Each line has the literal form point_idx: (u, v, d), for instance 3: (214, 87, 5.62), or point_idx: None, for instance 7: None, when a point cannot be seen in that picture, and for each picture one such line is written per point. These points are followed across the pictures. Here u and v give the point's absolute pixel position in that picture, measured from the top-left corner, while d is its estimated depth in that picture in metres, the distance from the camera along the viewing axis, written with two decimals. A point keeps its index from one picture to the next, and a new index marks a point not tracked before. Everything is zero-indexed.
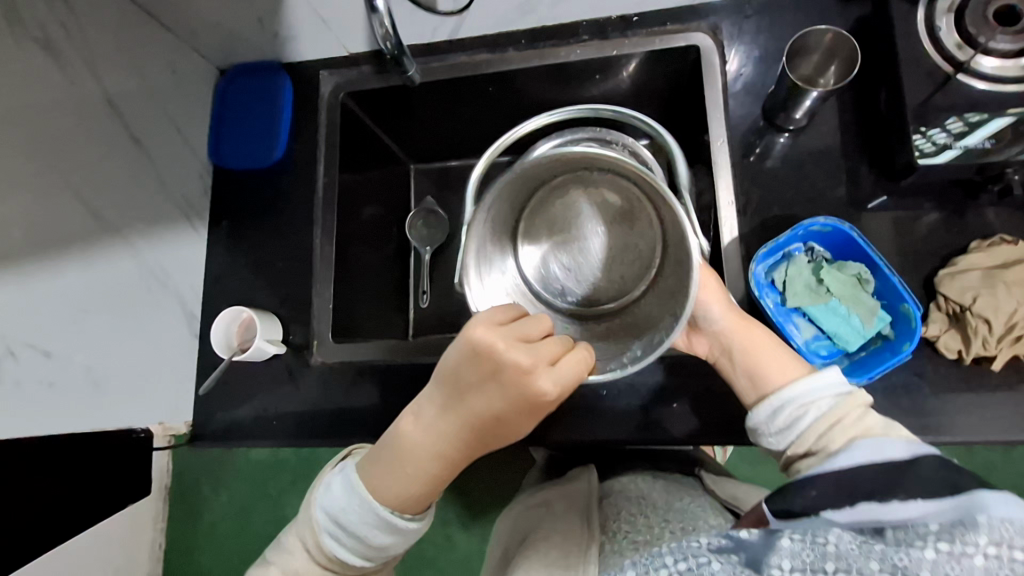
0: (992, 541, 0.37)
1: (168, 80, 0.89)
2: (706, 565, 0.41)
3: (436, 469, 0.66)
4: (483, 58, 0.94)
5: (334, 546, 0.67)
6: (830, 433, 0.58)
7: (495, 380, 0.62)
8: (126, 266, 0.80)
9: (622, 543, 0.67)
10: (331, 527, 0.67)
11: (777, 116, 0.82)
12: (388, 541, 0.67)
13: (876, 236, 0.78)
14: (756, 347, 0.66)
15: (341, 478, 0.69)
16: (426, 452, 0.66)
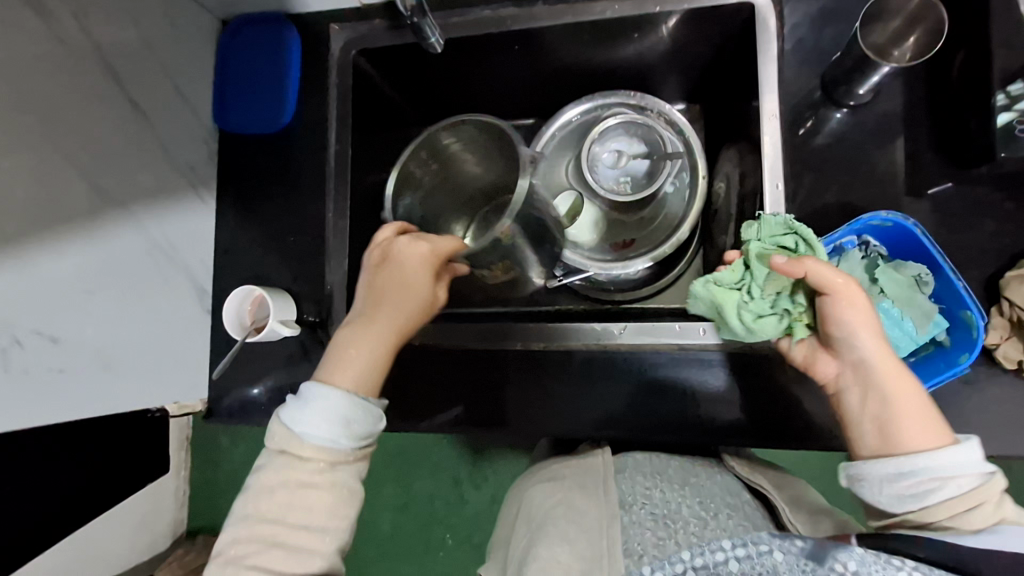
0: None
1: (168, 35, 0.82)
2: (768, 555, 0.51)
3: (386, 350, 0.67)
4: (508, 13, 0.85)
5: (312, 437, 0.60)
6: (967, 513, 0.54)
7: (403, 265, 0.68)
8: (132, 241, 0.76)
9: (641, 515, 0.64)
10: (303, 412, 0.61)
11: (837, 90, 0.73)
12: (356, 417, 0.62)
13: (936, 228, 0.71)
14: (897, 379, 0.60)
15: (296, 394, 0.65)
16: (359, 346, 0.66)
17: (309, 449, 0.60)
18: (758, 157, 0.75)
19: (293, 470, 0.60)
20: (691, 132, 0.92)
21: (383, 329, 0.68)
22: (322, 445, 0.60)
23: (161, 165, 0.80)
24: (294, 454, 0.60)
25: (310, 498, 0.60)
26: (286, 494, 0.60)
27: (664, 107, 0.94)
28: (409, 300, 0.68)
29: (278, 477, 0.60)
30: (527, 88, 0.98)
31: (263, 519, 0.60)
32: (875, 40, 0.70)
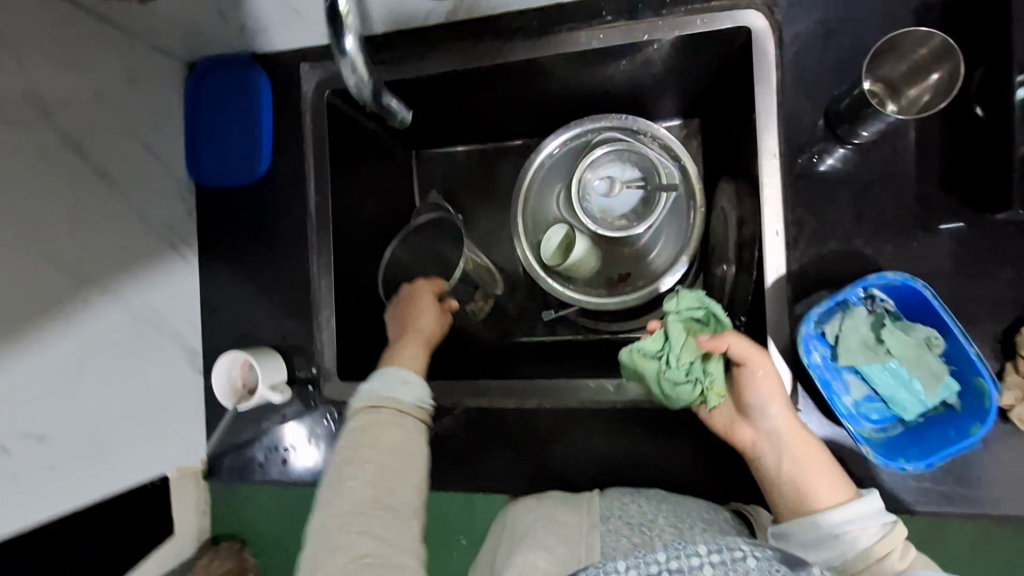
0: None
1: (130, 95, 0.77)
2: (742, 561, 0.50)
3: (422, 349, 0.83)
4: (486, 46, 0.78)
5: (390, 391, 0.75)
6: (882, 562, 0.60)
7: (421, 299, 0.88)
8: (114, 318, 0.74)
9: (618, 524, 0.66)
10: (379, 381, 0.76)
11: (840, 126, 0.67)
12: (416, 378, 0.77)
13: (952, 274, 0.66)
14: (802, 442, 0.67)
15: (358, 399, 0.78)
16: (406, 346, 0.82)
17: (388, 399, 0.74)
18: (758, 203, 0.70)
19: (377, 416, 0.72)
20: (688, 160, 0.87)
21: (417, 337, 0.84)
22: (398, 397, 0.75)
23: (137, 233, 0.78)
24: (374, 406, 0.74)
25: (389, 437, 0.71)
26: (370, 435, 0.70)
27: (658, 131, 0.88)
28: (429, 321, 0.86)
29: (362, 422, 0.72)
30: (515, 113, 0.93)
31: (351, 450, 0.69)
32: (882, 78, 0.66)
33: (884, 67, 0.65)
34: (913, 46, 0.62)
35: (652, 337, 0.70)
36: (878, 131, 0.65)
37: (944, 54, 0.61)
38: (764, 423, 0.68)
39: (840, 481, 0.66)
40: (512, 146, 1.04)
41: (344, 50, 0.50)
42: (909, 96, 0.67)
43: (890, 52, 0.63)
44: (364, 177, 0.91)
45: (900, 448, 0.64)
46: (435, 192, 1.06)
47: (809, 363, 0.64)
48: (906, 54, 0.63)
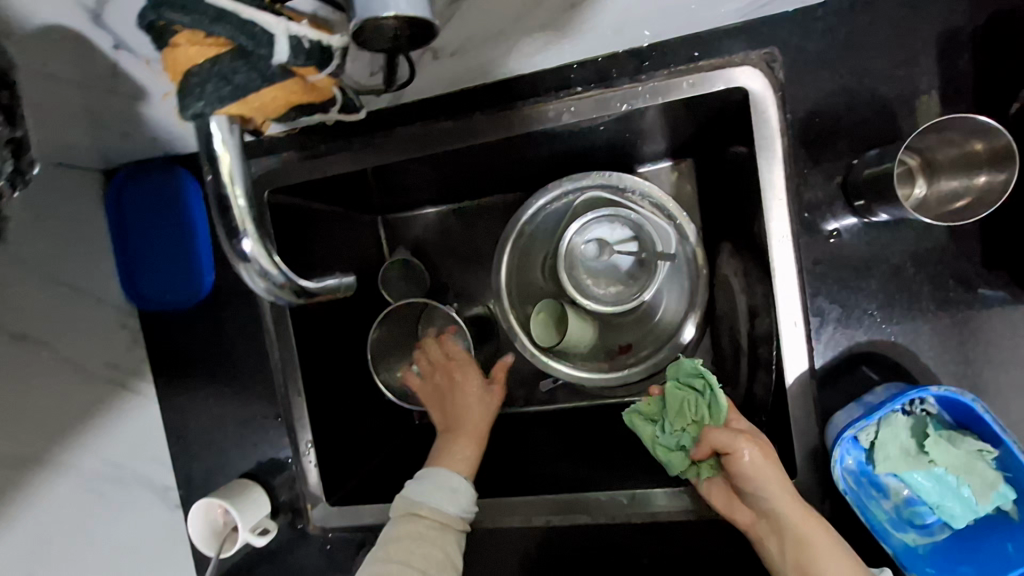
0: None
1: (43, 232, 0.67)
2: None
3: (475, 442, 0.76)
4: (441, 127, 0.67)
5: (433, 500, 0.68)
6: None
7: (468, 378, 0.80)
8: (67, 487, 0.67)
9: None
10: (421, 485, 0.69)
11: (858, 197, 0.58)
12: (461, 487, 0.70)
13: (993, 355, 0.58)
14: (808, 530, 0.57)
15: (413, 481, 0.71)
16: (456, 439, 0.76)
17: (427, 511, 0.67)
18: (770, 290, 0.61)
19: (417, 528, 0.66)
20: (684, 219, 0.77)
21: (467, 429, 0.77)
22: (438, 509, 0.68)
23: (78, 385, 0.69)
24: (415, 514, 0.67)
25: (422, 557, 0.64)
26: (405, 552, 0.65)
27: (648, 187, 0.78)
28: (475, 407, 0.78)
29: (401, 531, 0.66)
30: (484, 176, 0.83)
31: (382, 561, 0.64)
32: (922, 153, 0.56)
33: (926, 144, 0.55)
34: (966, 135, 0.52)
35: (649, 400, 0.67)
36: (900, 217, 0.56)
37: (1005, 158, 0.51)
38: (761, 505, 0.59)
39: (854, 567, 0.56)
40: (487, 203, 0.94)
41: (242, 252, 0.37)
42: (946, 186, 0.57)
43: (940, 133, 0.53)
44: (325, 271, 0.81)
45: (952, 562, 0.57)
46: (402, 246, 0.96)
47: (843, 477, 0.57)
48: (958, 141, 0.54)
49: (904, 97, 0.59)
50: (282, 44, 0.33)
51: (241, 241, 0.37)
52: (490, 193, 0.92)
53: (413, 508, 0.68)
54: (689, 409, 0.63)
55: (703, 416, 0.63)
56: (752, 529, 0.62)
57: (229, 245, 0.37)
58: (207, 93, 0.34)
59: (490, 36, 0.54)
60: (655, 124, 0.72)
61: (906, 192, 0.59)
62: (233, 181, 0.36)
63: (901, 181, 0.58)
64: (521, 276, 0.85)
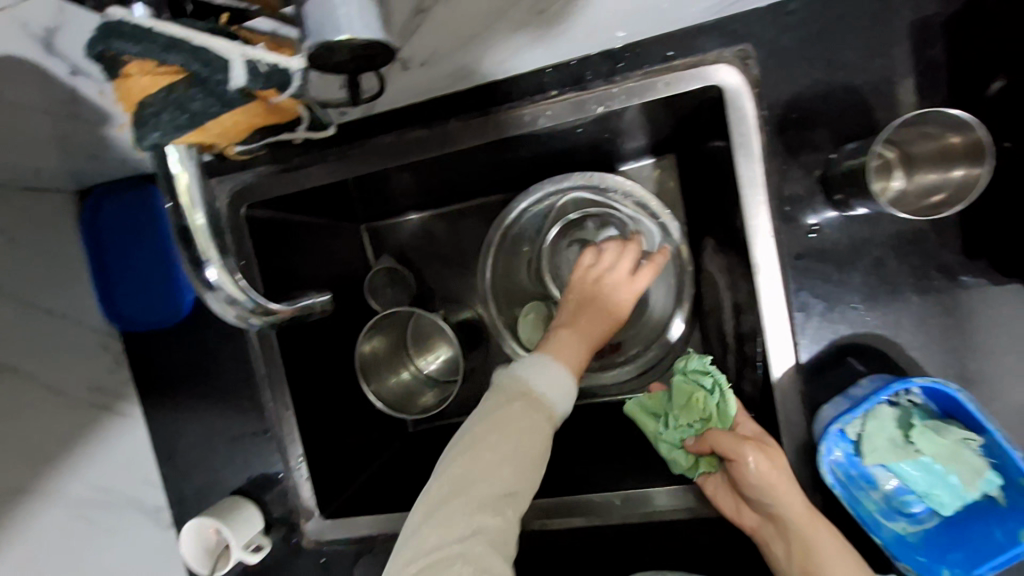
0: None
1: (16, 258, 0.66)
2: None
3: (583, 349, 0.68)
4: (417, 135, 0.66)
5: (533, 377, 0.61)
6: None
7: (594, 296, 0.73)
8: (52, 516, 0.66)
9: None
10: (536, 369, 0.61)
11: (837, 191, 0.58)
12: (564, 377, 0.62)
13: (978, 344, 0.58)
14: (815, 535, 0.58)
15: (525, 363, 0.63)
16: (569, 334, 0.68)
17: (528, 386, 0.60)
18: (753, 287, 0.61)
19: (519, 410, 0.58)
20: (668, 216, 0.77)
21: (579, 333, 0.69)
22: (541, 393, 0.60)
23: (60, 411, 0.68)
24: (514, 386, 0.60)
25: (517, 426, 0.57)
26: (500, 416, 0.57)
27: (630, 186, 0.77)
28: (604, 315, 0.72)
29: (495, 401, 0.59)
30: (466, 180, 0.83)
31: (465, 446, 0.57)
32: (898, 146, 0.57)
33: (906, 137, 0.55)
34: (943, 129, 0.52)
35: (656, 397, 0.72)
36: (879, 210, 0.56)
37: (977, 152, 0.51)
38: (768, 510, 0.60)
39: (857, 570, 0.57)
40: (471, 206, 0.93)
41: (207, 279, 0.38)
42: (924, 180, 0.57)
43: (920, 127, 0.53)
44: (309, 283, 0.81)
45: (942, 549, 0.57)
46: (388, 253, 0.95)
47: (832, 470, 0.57)
48: (936, 134, 0.54)
49: (879, 88, 0.59)
50: (238, 67, 0.33)
51: (205, 270, 0.38)
52: (473, 197, 0.91)
53: (510, 387, 0.60)
54: (697, 405, 0.66)
55: (711, 414, 0.65)
56: (757, 533, 0.62)
57: (196, 274, 0.39)
58: (162, 122, 0.34)
59: (461, 43, 0.54)
60: (634, 122, 0.71)
61: (885, 184, 0.59)
62: (191, 203, 0.37)
63: (882, 173, 0.57)
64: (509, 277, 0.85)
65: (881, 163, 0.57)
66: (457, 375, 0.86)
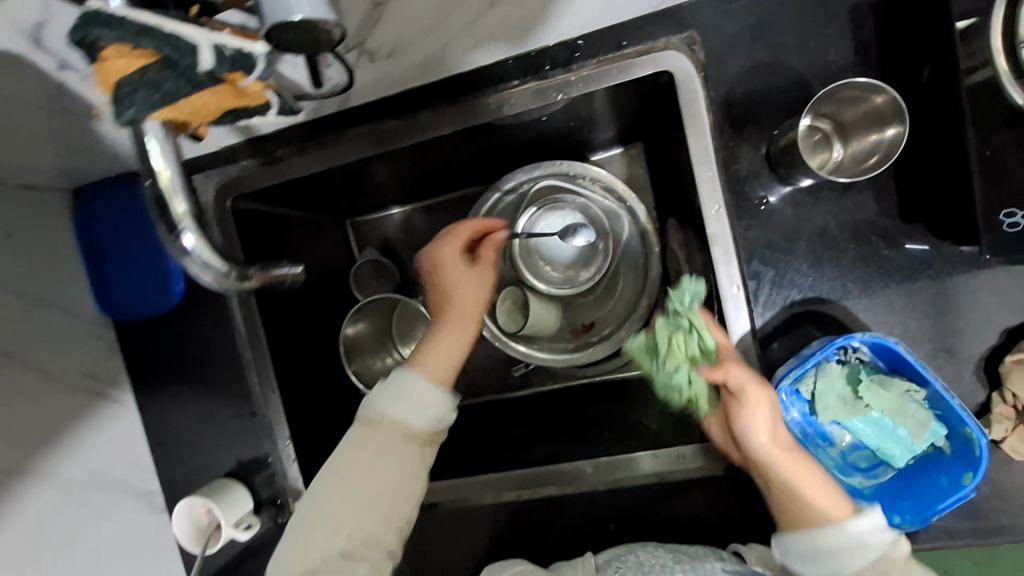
0: None
1: (10, 252, 0.69)
2: None
3: (463, 337, 0.69)
4: (389, 126, 0.70)
5: (387, 409, 0.63)
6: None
7: (447, 267, 0.72)
8: (48, 497, 0.69)
9: None
10: (394, 394, 0.63)
11: (782, 166, 0.61)
12: (425, 391, 0.64)
13: (923, 307, 0.61)
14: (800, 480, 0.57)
15: (392, 386, 0.64)
16: (446, 324, 0.69)
17: (382, 420, 0.63)
18: (708, 258, 0.64)
19: (377, 441, 0.62)
20: (634, 200, 0.81)
21: (455, 321, 0.70)
22: (403, 419, 0.62)
23: (55, 397, 0.72)
24: (376, 423, 0.62)
25: (386, 462, 0.61)
26: (369, 456, 0.61)
27: (598, 173, 0.81)
28: (474, 293, 0.71)
29: (353, 452, 0.62)
30: (442, 171, 0.87)
31: (340, 482, 0.61)
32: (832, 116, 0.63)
33: (829, 108, 0.61)
34: (864, 93, 0.57)
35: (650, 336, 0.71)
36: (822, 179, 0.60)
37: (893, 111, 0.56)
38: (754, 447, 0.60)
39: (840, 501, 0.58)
40: (450, 199, 0.97)
41: (185, 247, 0.40)
42: (861, 143, 0.62)
43: (840, 95, 0.59)
44: None
45: (893, 499, 0.60)
46: (371, 245, 0.99)
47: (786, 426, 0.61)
48: (859, 98, 0.58)
49: (819, 69, 0.63)
50: (206, 53, 0.38)
51: (183, 237, 0.39)
52: (451, 189, 0.94)
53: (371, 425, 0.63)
54: (679, 345, 0.65)
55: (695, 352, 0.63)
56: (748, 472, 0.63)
57: (171, 240, 0.40)
58: (137, 100, 0.38)
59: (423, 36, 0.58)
60: (596, 110, 0.75)
61: (825, 155, 0.65)
62: (171, 189, 0.39)
63: (818, 147, 0.65)
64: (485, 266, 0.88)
65: (815, 136, 0.64)
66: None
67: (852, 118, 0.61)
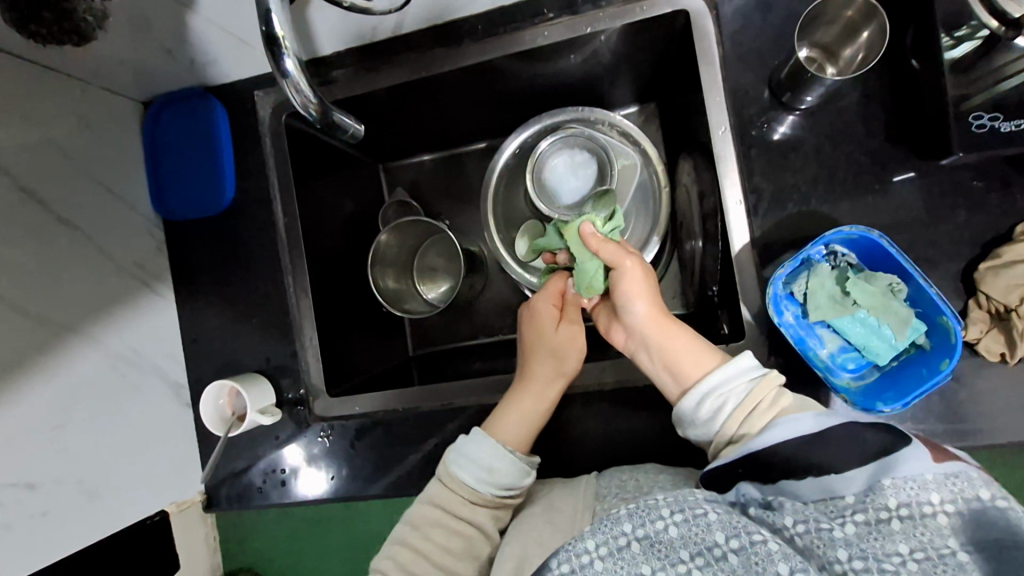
0: (901, 503, 0.48)
1: (87, 138, 0.78)
2: (702, 517, 0.51)
3: (537, 407, 0.74)
4: (435, 54, 0.81)
5: (463, 475, 0.70)
6: (748, 420, 0.60)
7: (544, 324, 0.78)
8: (98, 360, 0.75)
9: (612, 501, 0.66)
10: (460, 458, 0.71)
11: (783, 94, 0.70)
12: (501, 466, 0.70)
13: (906, 226, 0.69)
14: (671, 346, 0.67)
15: (460, 446, 0.72)
16: (524, 390, 0.75)
17: (459, 485, 0.70)
18: (714, 174, 0.72)
19: (450, 501, 0.70)
20: (649, 144, 0.89)
21: (540, 385, 0.75)
22: (462, 482, 0.70)
23: (109, 274, 0.78)
24: (451, 485, 0.70)
25: (460, 529, 0.69)
26: (445, 518, 0.69)
27: (615, 119, 0.90)
28: (557, 352, 0.76)
29: (428, 509, 0.70)
30: (475, 116, 0.96)
31: (414, 527, 0.70)
32: (818, 42, 0.73)
33: (815, 34, 0.72)
34: (840, 11, 0.68)
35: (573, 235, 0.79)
36: (820, 96, 0.69)
37: (868, 15, 0.67)
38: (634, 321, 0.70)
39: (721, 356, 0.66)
40: (477, 148, 1.04)
41: (285, 70, 0.52)
42: (844, 56, 0.73)
43: (822, 19, 0.69)
44: (331, 193, 0.92)
45: (879, 392, 0.65)
46: (401, 188, 1.06)
47: (781, 318, 0.66)
48: (835, 19, 0.69)
49: None
50: None
51: (285, 60, 0.52)
52: (479, 138, 1.02)
53: (446, 484, 0.71)
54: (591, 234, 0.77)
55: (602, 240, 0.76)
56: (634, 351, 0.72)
57: (275, 66, 0.52)
58: None
59: None
60: (619, 60, 0.85)
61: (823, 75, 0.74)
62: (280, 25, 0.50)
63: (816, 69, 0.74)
64: (503, 202, 0.95)
65: (813, 65, 0.74)
66: (449, 302, 0.96)
67: (834, 38, 0.72)
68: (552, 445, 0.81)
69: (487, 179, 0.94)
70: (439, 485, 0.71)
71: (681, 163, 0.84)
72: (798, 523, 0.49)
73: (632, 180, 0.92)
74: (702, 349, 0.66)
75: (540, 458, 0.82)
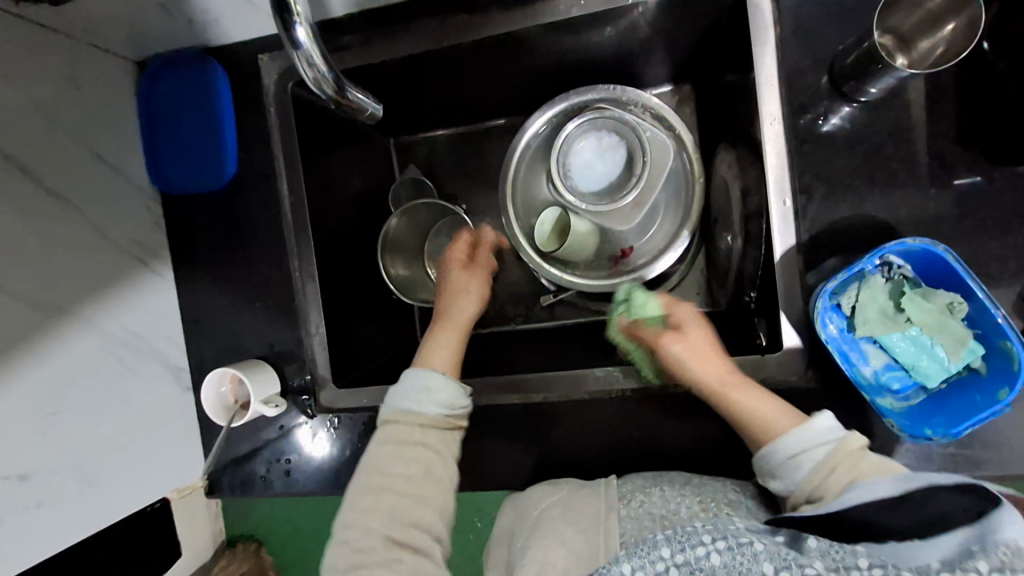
0: (992, 566, 0.42)
1: (77, 104, 0.71)
2: (748, 546, 0.49)
3: (454, 340, 0.78)
4: (459, 22, 0.73)
5: (404, 403, 0.69)
6: (825, 482, 0.56)
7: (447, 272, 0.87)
8: (92, 344, 0.70)
9: (637, 509, 0.63)
10: (395, 394, 0.71)
11: (845, 83, 0.63)
12: (435, 385, 0.70)
13: (968, 237, 0.63)
14: (738, 405, 0.64)
15: (398, 384, 0.72)
16: (440, 330, 0.79)
17: (404, 415, 0.69)
18: (761, 170, 0.66)
19: (399, 431, 0.68)
20: (685, 129, 0.82)
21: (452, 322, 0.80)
22: (405, 412, 0.69)
23: (104, 251, 0.73)
24: (395, 417, 0.69)
25: (415, 455, 0.66)
26: (393, 450, 0.66)
27: (650, 101, 0.83)
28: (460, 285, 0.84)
29: (379, 447, 0.68)
30: (497, 92, 0.88)
31: (371, 475, 0.66)
32: (894, 28, 0.64)
33: (895, 19, 0.63)
34: None
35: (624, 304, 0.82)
36: (885, 88, 0.62)
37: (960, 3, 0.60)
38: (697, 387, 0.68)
39: (793, 412, 0.63)
40: (495, 125, 0.97)
41: (297, 41, 0.46)
42: (920, 49, 0.65)
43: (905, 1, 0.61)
44: (339, 169, 0.86)
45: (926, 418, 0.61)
46: (413, 165, 0.99)
47: (826, 333, 0.61)
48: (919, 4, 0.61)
49: None
50: None
51: (297, 30, 0.46)
52: (498, 114, 0.95)
53: (394, 420, 0.69)
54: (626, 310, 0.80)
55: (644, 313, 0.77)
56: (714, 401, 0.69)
57: (286, 36, 0.46)
58: None
59: None
60: (660, 34, 0.77)
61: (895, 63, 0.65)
62: None
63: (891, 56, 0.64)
64: (523, 188, 0.88)
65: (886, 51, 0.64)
66: None
67: (914, 26, 0.63)
68: (570, 449, 0.77)
69: (509, 162, 0.87)
70: (384, 427, 0.69)
71: (723, 154, 0.77)
72: (871, 565, 0.45)
73: (664, 168, 0.84)
74: (768, 406, 0.63)
75: (556, 462, 0.78)
